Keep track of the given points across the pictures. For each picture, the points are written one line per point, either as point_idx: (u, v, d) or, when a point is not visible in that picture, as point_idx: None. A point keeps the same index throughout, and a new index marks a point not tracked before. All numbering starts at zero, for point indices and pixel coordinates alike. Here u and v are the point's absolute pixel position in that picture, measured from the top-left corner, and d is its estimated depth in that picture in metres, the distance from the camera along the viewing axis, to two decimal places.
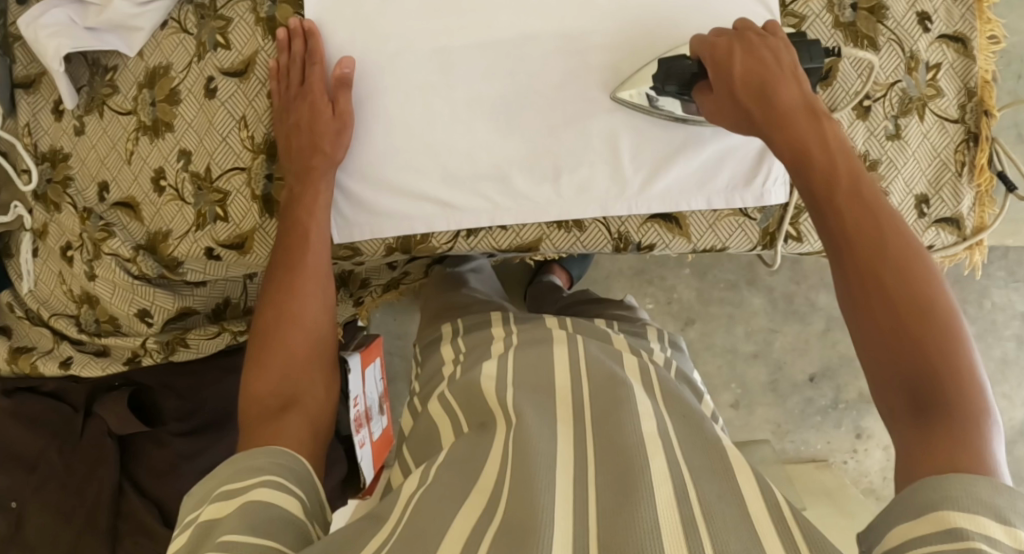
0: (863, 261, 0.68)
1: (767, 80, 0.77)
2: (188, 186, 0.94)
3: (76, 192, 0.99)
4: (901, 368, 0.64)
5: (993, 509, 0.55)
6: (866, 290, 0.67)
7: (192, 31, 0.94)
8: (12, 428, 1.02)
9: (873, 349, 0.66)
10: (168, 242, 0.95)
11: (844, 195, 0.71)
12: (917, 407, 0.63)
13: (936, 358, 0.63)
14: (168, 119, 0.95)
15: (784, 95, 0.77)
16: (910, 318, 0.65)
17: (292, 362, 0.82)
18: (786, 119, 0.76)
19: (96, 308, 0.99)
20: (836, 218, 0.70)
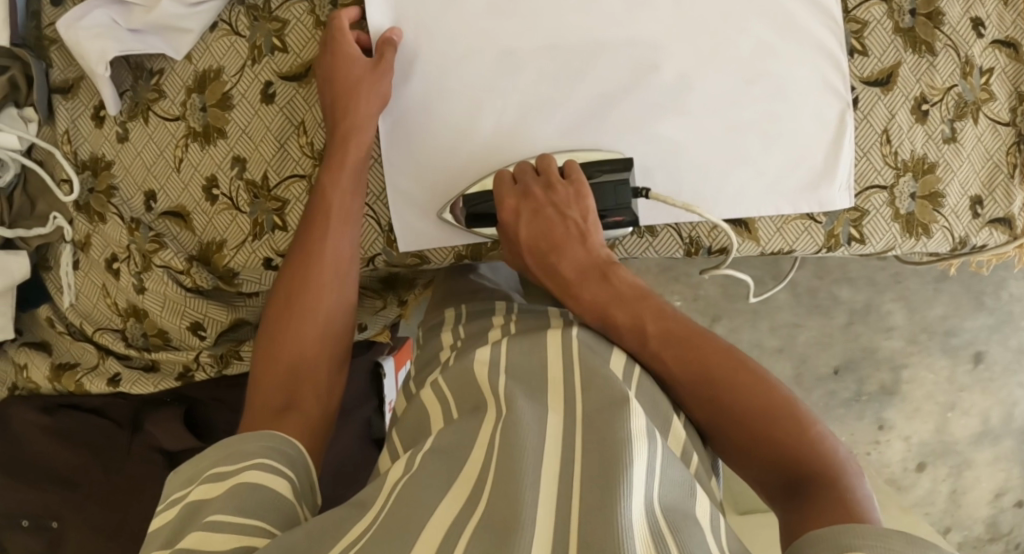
0: (694, 389, 0.77)
1: (553, 241, 0.85)
2: (243, 194, 0.92)
3: (121, 202, 0.96)
4: (764, 468, 0.73)
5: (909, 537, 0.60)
6: (720, 415, 0.76)
7: (245, 33, 0.91)
8: (50, 445, 0.99)
9: (750, 463, 0.74)
10: (223, 252, 0.92)
11: (656, 337, 0.80)
12: (788, 490, 0.71)
13: (797, 457, 0.72)
14: (220, 124, 0.92)
15: (568, 258, 0.85)
16: (767, 429, 0.73)
17: (304, 359, 0.83)
18: (593, 284, 0.84)
19: (143, 321, 0.96)
20: (660, 363, 0.79)
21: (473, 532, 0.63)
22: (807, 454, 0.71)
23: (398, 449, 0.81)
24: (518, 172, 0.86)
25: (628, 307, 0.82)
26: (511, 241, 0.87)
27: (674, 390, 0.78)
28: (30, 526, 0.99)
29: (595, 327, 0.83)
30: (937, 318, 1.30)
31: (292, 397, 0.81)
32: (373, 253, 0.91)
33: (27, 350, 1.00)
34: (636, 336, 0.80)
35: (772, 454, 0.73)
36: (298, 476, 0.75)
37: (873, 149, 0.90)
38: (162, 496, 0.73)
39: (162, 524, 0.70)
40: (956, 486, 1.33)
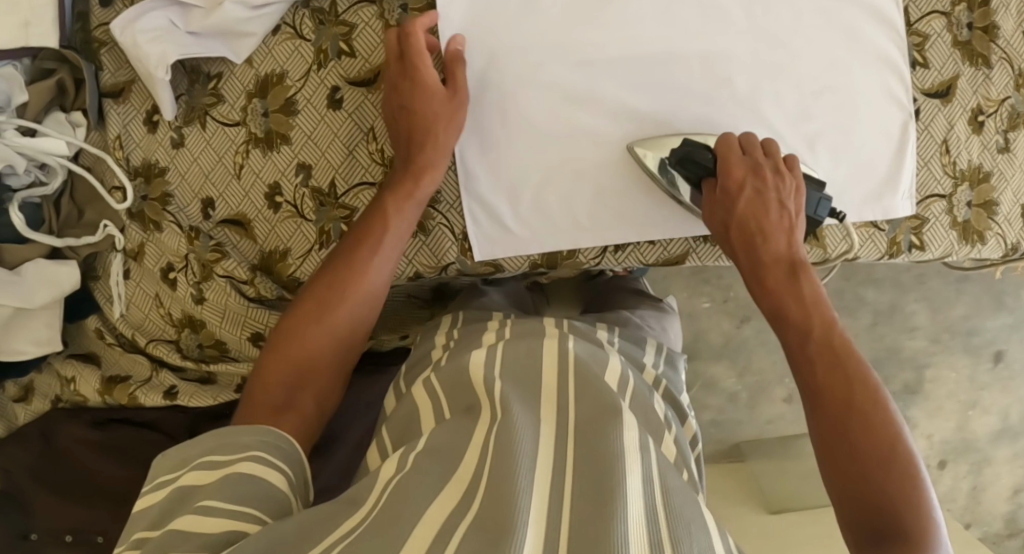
0: (824, 407, 0.73)
1: (762, 223, 0.82)
2: (308, 202, 0.90)
3: (177, 210, 0.93)
4: (856, 507, 0.69)
5: None
6: (837, 434, 0.72)
7: (310, 37, 0.89)
8: (102, 462, 0.96)
9: (845, 488, 0.70)
10: (287, 261, 0.91)
11: (817, 342, 0.77)
12: (877, 541, 0.66)
13: (898, 506, 0.67)
14: (283, 130, 0.90)
15: (773, 246, 0.82)
16: (870, 462, 0.70)
17: (315, 365, 0.81)
18: (781, 278, 0.81)
19: (200, 332, 0.94)
20: (803, 351, 0.77)
21: (465, 530, 0.63)
22: (907, 519, 0.67)
23: (387, 448, 0.80)
24: (747, 146, 0.85)
25: (804, 303, 0.80)
26: (722, 207, 0.84)
27: (810, 397, 0.75)
28: (75, 540, 0.94)
29: (772, 321, 0.81)
30: (959, 317, 1.34)
31: (291, 396, 0.79)
32: (447, 262, 0.89)
33: (74, 363, 0.97)
34: (801, 334, 0.78)
35: (881, 504, 0.68)
36: (296, 473, 0.75)
37: (933, 159, 0.92)
38: (150, 477, 0.73)
39: (149, 505, 0.70)
40: (976, 483, 1.39)
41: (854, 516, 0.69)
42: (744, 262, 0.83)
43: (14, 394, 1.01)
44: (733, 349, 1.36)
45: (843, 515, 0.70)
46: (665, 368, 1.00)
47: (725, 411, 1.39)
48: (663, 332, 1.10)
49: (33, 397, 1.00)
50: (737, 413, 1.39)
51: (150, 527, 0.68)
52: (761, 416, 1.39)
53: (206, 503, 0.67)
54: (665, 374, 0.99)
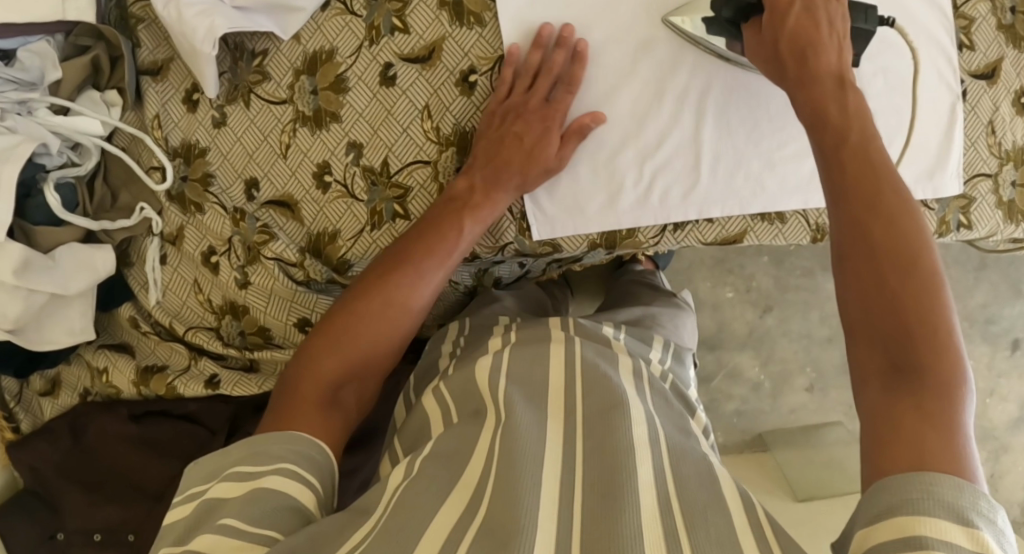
0: (849, 229, 0.66)
1: (814, 45, 0.76)
2: (360, 182, 0.87)
3: (220, 191, 0.90)
4: (881, 341, 0.62)
5: (955, 512, 0.53)
6: (872, 254, 0.64)
7: (361, 13, 0.87)
8: (134, 456, 0.93)
9: (864, 315, 0.64)
10: (337, 243, 0.88)
11: (851, 152, 0.70)
12: (893, 379, 0.61)
13: (923, 349, 0.60)
14: (334, 108, 0.87)
15: (825, 63, 0.75)
16: (903, 291, 0.62)
17: (365, 364, 0.79)
18: (829, 94, 0.74)
19: (242, 318, 0.92)
20: (836, 174, 0.69)
21: (474, 534, 0.62)
22: (926, 356, 0.60)
23: (399, 453, 0.79)
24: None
25: (844, 108, 0.72)
26: (766, 39, 0.79)
27: (836, 198, 0.68)
28: (104, 540, 0.91)
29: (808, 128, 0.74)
30: (977, 305, 1.36)
31: (339, 392, 0.77)
32: (505, 243, 0.90)
33: (107, 353, 0.95)
34: (835, 146, 0.71)
35: (905, 337, 0.61)
36: (325, 488, 0.71)
37: (979, 140, 0.93)
38: (183, 488, 0.69)
39: (179, 520, 0.66)
40: (994, 471, 1.40)
41: (869, 348, 0.63)
42: (790, 79, 0.76)
43: (39, 387, 0.97)
44: (757, 339, 1.36)
45: (856, 340, 0.64)
46: (672, 363, 0.93)
47: (748, 401, 1.38)
48: (677, 329, 1.01)
49: (60, 391, 0.97)
50: (760, 403, 1.38)
51: (177, 543, 0.65)
52: (785, 405, 1.38)
53: (231, 519, 0.63)
54: (672, 369, 0.92)
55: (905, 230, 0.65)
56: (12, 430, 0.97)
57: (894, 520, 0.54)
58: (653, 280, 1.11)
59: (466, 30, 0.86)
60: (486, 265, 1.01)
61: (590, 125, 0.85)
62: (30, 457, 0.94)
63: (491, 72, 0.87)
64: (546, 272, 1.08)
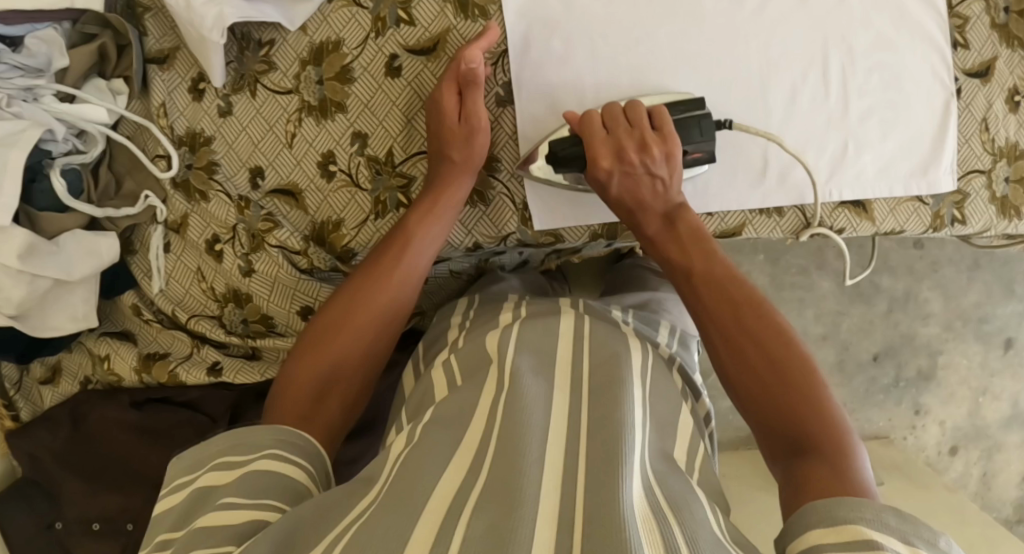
0: (722, 343, 0.78)
1: (640, 203, 0.86)
2: (364, 171, 0.88)
3: (225, 179, 0.91)
4: (775, 428, 0.73)
5: (896, 531, 0.60)
6: (743, 370, 0.76)
7: (367, 5, 0.88)
8: (131, 444, 0.94)
9: (761, 416, 0.75)
10: (341, 231, 0.89)
11: (701, 279, 0.82)
12: (794, 450, 0.72)
13: (813, 429, 0.71)
14: (339, 98, 0.88)
15: (652, 210, 0.86)
16: (781, 385, 0.74)
17: (343, 373, 0.81)
18: (665, 239, 0.85)
19: (245, 306, 0.92)
20: (697, 300, 0.82)
21: (475, 509, 0.60)
22: (812, 424, 0.71)
23: (403, 421, 0.78)
24: (609, 120, 0.85)
25: (679, 240, 0.85)
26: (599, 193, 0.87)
27: (717, 349, 0.79)
28: (103, 529, 0.92)
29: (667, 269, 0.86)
30: (971, 305, 1.38)
31: (322, 400, 0.78)
32: (508, 232, 0.91)
33: (109, 341, 0.95)
34: (687, 278, 0.83)
35: (790, 420, 0.73)
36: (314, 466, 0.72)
37: (973, 137, 0.94)
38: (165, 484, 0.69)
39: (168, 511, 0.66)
40: (987, 469, 1.43)
41: (768, 432, 0.74)
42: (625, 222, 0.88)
43: (40, 375, 0.97)
44: None
45: (758, 428, 0.75)
46: (678, 347, 0.95)
47: None
48: (682, 315, 1.02)
49: (61, 378, 0.97)
50: None
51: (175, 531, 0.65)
52: None
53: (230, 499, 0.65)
54: (679, 353, 0.94)
55: (771, 340, 0.77)
56: (12, 418, 0.98)
57: (847, 526, 0.60)
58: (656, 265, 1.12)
59: (471, 23, 0.87)
60: (487, 255, 1.03)
61: (475, 73, 0.83)
62: (32, 445, 0.94)
63: (496, 65, 0.89)
64: (545, 263, 1.10)
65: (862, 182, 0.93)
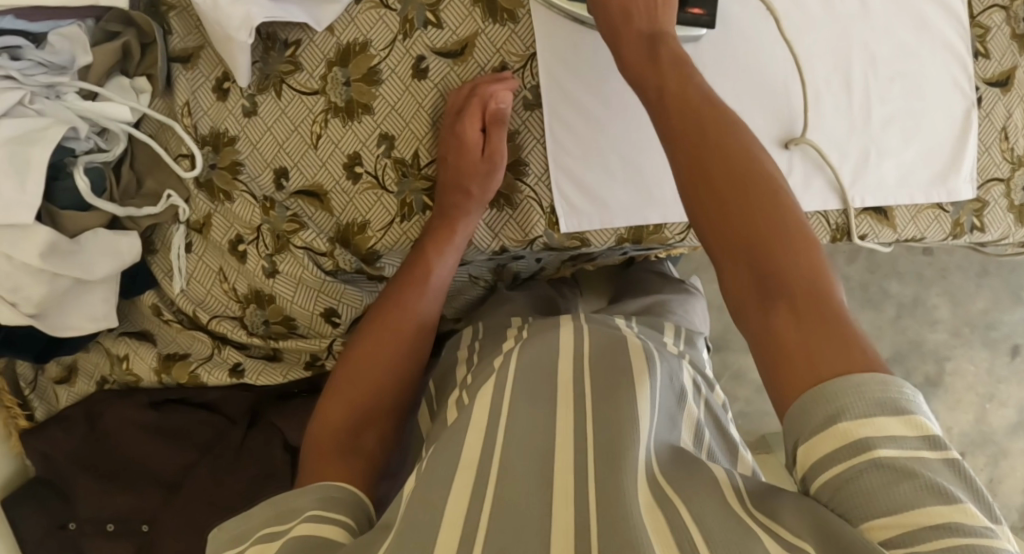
0: (698, 167, 0.70)
1: (631, 14, 0.80)
2: (390, 173, 0.88)
3: (249, 179, 0.90)
4: (751, 268, 0.65)
5: (888, 406, 0.57)
6: (718, 198, 0.68)
7: (395, 7, 0.87)
8: (150, 445, 0.93)
9: (733, 257, 0.66)
10: (366, 233, 0.89)
11: (681, 114, 0.73)
12: (767, 296, 0.64)
13: (796, 272, 0.64)
14: (366, 100, 0.88)
15: (631, 48, 0.79)
16: (760, 228, 0.66)
17: (373, 409, 0.82)
18: (642, 66, 0.78)
19: (267, 307, 0.91)
20: (673, 130, 0.73)
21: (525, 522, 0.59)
22: (794, 265, 0.64)
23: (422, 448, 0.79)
24: None
25: (660, 68, 0.77)
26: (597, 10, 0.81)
27: (691, 185, 0.70)
28: (116, 531, 0.92)
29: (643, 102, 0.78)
30: (978, 311, 1.41)
31: (357, 438, 0.79)
32: (535, 235, 0.89)
33: (128, 341, 0.94)
34: (661, 106, 0.75)
35: (764, 260, 0.65)
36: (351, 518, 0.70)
37: (993, 145, 0.95)
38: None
39: None
40: (993, 475, 1.43)
41: (738, 272, 0.66)
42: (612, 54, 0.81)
43: (56, 374, 0.96)
44: None
45: (727, 263, 0.67)
46: (686, 347, 0.94)
47: (752, 402, 1.43)
48: (687, 314, 1.03)
49: (77, 378, 0.96)
50: (764, 404, 1.43)
51: None
52: None
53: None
54: (688, 352, 0.93)
55: (748, 171, 0.68)
56: (27, 417, 0.97)
57: (838, 428, 0.57)
58: (660, 269, 1.14)
59: (499, 26, 0.87)
60: (503, 261, 1.03)
61: (500, 110, 0.84)
62: (47, 443, 0.94)
63: (524, 69, 0.87)
64: (560, 270, 1.10)
65: (884, 191, 0.94)
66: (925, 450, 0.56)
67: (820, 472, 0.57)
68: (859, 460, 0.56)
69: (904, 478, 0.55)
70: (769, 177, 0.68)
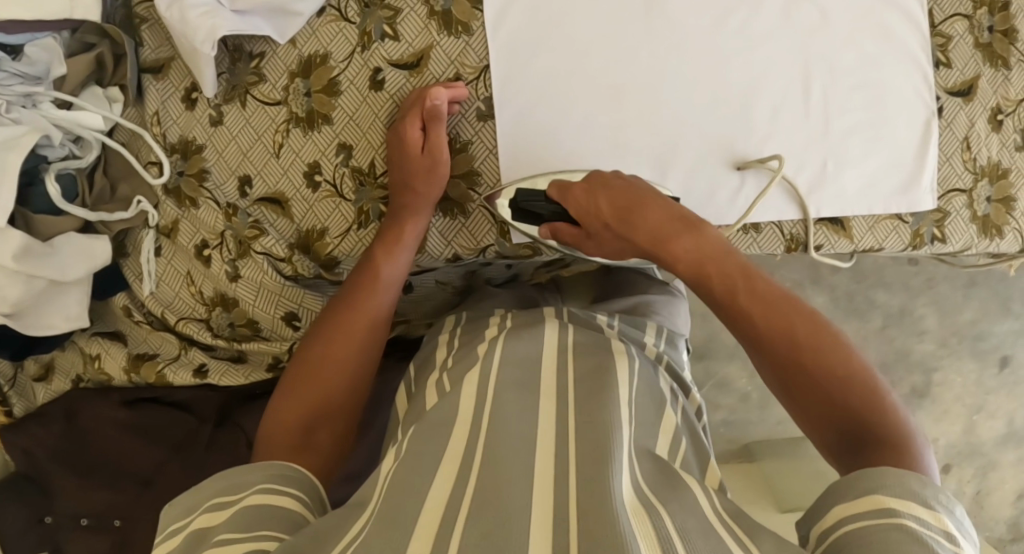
0: (762, 343, 0.74)
1: (640, 196, 0.82)
2: (348, 182, 0.91)
3: (214, 187, 0.93)
4: (841, 429, 0.70)
5: (920, 497, 0.61)
6: (787, 361, 0.73)
7: (355, 20, 0.90)
8: (122, 442, 0.96)
9: (813, 415, 0.71)
10: (325, 240, 0.91)
11: (733, 278, 0.77)
12: (852, 449, 0.69)
13: (868, 419, 0.69)
14: (326, 110, 0.90)
15: (654, 212, 0.80)
16: (833, 380, 0.71)
17: (326, 408, 0.81)
18: (670, 223, 0.80)
19: (232, 310, 0.95)
20: (723, 297, 0.77)
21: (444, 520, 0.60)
22: (874, 417, 0.69)
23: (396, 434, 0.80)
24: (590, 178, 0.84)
25: (691, 232, 0.79)
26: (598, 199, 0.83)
27: (762, 352, 0.74)
28: (92, 524, 0.94)
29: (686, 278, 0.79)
30: (968, 322, 1.39)
31: (310, 436, 0.79)
32: (485, 244, 0.92)
33: (100, 341, 0.98)
34: (724, 283, 0.77)
35: (834, 408, 0.71)
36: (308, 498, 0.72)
37: (954, 155, 0.95)
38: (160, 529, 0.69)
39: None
40: (981, 488, 1.42)
41: (826, 432, 0.71)
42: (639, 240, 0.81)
43: (34, 372, 1.00)
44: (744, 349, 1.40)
45: (819, 432, 0.71)
46: (666, 348, 0.94)
47: (736, 411, 1.43)
48: (671, 317, 1.01)
49: (54, 376, 1.00)
50: (748, 413, 1.43)
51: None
52: (773, 416, 1.43)
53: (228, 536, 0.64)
54: (667, 353, 0.93)
55: (791, 318, 0.74)
56: (5, 413, 1.01)
57: (870, 496, 0.62)
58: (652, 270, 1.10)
59: (454, 39, 0.89)
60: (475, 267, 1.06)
61: (436, 106, 0.86)
62: (23, 441, 0.96)
63: (478, 79, 0.90)
64: (535, 275, 1.11)
65: (842, 200, 0.93)
66: (945, 540, 0.59)
67: (841, 526, 0.62)
68: (885, 522, 0.60)
69: (918, 545, 0.58)
70: (823, 327, 0.74)
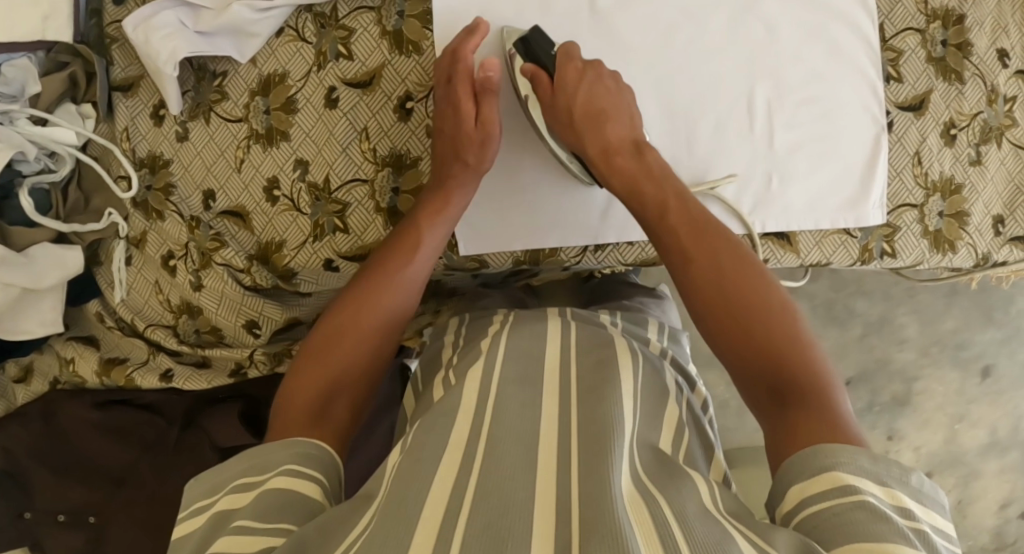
0: (708, 286, 0.79)
1: (606, 107, 0.87)
2: (305, 197, 0.94)
3: (180, 200, 0.97)
4: (774, 383, 0.74)
5: (875, 476, 0.64)
6: (729, 320, 0.78)
7: (312, 40, 0.93)
8: (95, 442, 1.03)
9: (745, 364, 0.76)
10: (282, 252, 0.95)
11: (677, 213, 0.84)
12: (778, 403, 0.73)
13: (805, 383, 0.72)
14: (284, 127, 0.94)
15: (614, 129, 0.88)
16: (776, 338, 0.75)
17: (343, 373, 0.81)
18: (635, 170, 0.86)
19: (197, 318, 0.99)
20: (673, 234, 0.83)
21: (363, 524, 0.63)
22: (803, 377, 0.73)
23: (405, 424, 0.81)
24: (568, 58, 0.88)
25: (650, 174, 0.86)
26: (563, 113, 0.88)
27: (708, 300, 0.79)
28: (67, 521, 1.02)
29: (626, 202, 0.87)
30: (949, 331, 1.39)
31: (325, 410, 0.78)
32: None
33: (75, 345, 1.03)
34: (667, 229, 0.84)
35: (764, 360, 0.75)
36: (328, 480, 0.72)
37: (905, 169, 0.95)
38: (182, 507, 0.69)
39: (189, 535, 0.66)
40: (963, 497, 1.42)
41: (754, 387, 0.75)
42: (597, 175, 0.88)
43: (15, 374, 1.06)
44: None
45: (745, 383, 0.76)
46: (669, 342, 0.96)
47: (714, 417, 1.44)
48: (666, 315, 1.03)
49: (33, 377, 1.05)
50: (725, 419, 1.44)
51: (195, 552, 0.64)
52: (751, 423, 1.44)
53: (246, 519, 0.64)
54: (671, 349, 0.95)
55: (742, 272, 0.79)
56: None
57: (829, 474, 0.64)
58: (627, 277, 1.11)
59: (405, 58, 0.92)
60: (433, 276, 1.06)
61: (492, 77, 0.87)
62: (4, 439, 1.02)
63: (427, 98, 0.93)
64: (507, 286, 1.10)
65: (787, 216, 0.95)
66: (898, 515, 0.62)
67: (800, 510, 0.64)
68: (847, 500, 0.62)
69: (879, 520, 0.60)
70: (770, 285, 0.79)
